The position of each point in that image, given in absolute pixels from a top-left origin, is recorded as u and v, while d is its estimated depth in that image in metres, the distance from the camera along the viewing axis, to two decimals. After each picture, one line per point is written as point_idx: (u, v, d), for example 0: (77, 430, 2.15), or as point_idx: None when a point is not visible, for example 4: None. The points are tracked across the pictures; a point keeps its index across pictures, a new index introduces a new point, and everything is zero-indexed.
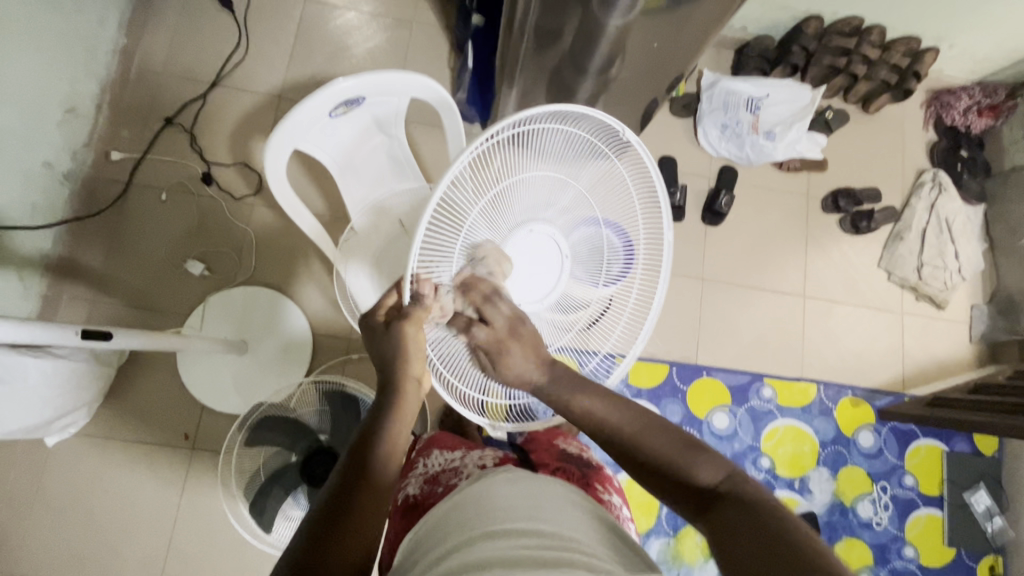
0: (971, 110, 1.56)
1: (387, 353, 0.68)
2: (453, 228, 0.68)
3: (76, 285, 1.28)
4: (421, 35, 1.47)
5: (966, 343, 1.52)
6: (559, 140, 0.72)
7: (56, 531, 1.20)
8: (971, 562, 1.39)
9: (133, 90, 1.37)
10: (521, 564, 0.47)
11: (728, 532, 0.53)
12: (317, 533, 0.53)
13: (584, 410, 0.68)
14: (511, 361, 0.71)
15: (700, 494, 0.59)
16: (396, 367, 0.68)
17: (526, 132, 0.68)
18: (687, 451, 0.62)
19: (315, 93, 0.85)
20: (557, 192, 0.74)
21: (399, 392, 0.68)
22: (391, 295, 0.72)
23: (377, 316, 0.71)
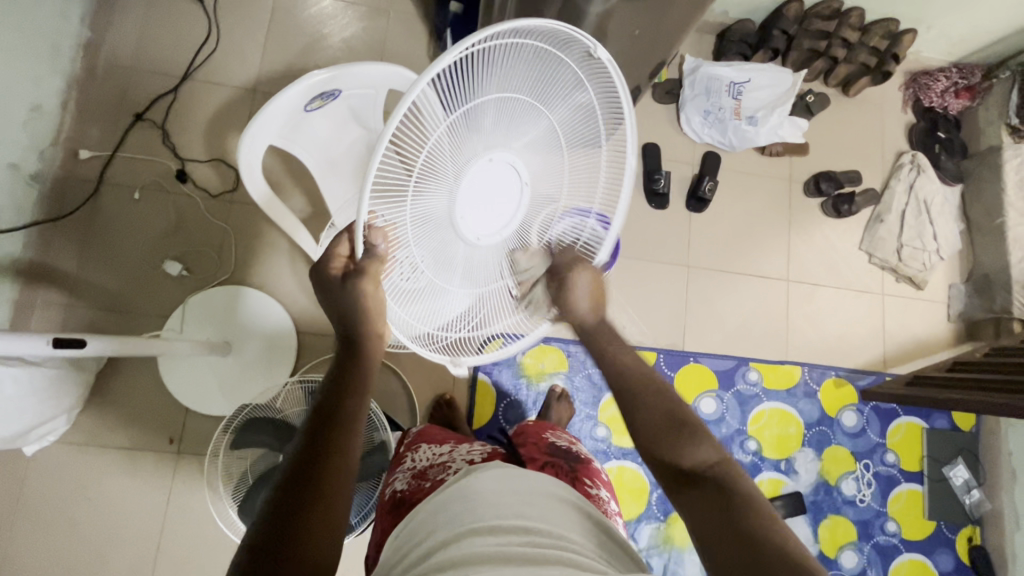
0: (949, 92, 1.58)
1: (346, 308, 0.65)
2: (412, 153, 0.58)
3: (49, 289, 1.24)
4: (398, 24, 1.44)
5: (945, 321, 1.55)
6: (528, 59, 0.62)
7: (41, 541, 1.17)
8: (951, 534, 1.44)
9: (101, 86, 1.33)
10: (508, 562, 0.47)
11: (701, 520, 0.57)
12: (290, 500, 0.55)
13: (615, 362, 0.71)
14: (577, 292, 0.71)
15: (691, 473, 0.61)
16: (358, 323, 0.65)
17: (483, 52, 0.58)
18: (680, 438, 0.63)
19: (289, 88, 0.82)
20: (523, 125, 0.66)
21: (363, 351, 0.67)
22: (343, 243, 0.68)
23: (332, 268, 0.67)
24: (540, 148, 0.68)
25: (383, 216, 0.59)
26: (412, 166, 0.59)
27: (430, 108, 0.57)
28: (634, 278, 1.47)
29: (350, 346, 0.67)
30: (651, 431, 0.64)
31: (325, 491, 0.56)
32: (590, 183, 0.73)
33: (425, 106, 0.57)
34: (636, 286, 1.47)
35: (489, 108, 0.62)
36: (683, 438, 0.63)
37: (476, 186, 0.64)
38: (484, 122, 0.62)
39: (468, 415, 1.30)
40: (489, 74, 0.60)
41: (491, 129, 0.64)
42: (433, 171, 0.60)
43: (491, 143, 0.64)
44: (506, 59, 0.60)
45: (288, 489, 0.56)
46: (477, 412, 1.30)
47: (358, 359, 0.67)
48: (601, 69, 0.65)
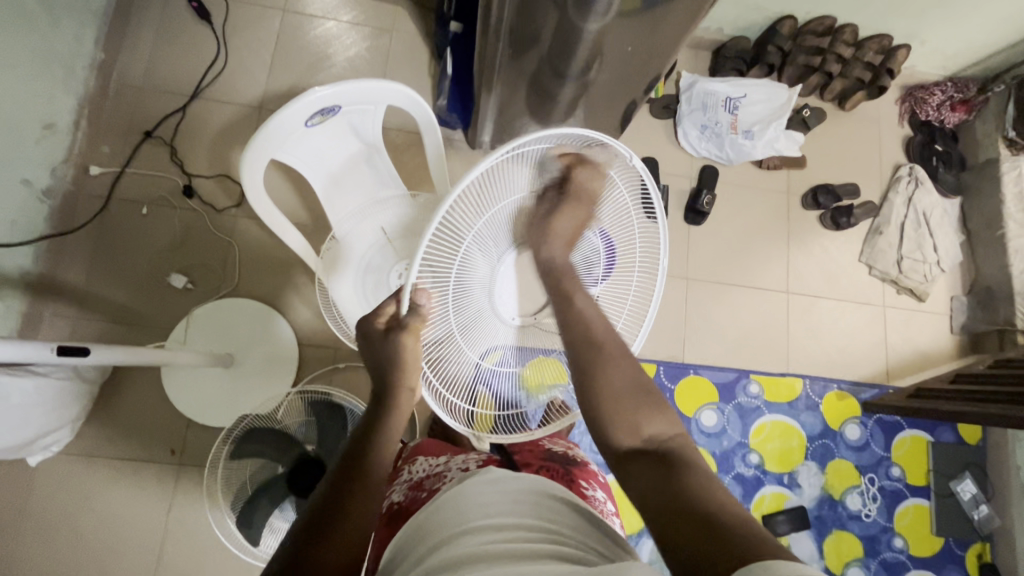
0: (945, 105, 1.60)
1: (384, 360, 0.70)
2: (450, 246, 0.68)
3: (58, 302, 1.26)
4: (400, 43, 1.48)
5: (947, 334, 1.54)
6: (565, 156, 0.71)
7: (43, 551, 1.18)
8: (960, 550, 1.41)
9: (112, 105, 1.37)
10: (500, 558, 0.47)
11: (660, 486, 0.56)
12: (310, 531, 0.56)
13: (578, 308, 0.70)
14: (562, 221, 0.73)
15: (644, 446, 0.62)
16: (396, 373, 0.70)
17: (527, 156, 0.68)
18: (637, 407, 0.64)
19: (291, 103, 0.85)
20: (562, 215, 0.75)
21: (394, 404, 0.70)
22: (388, 304, 0.72)
23: (376, 323, 0.72)
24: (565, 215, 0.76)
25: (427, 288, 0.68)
26: (456, 248, 0.69)
27: (474, 198, 0.67)
28: None
29: (378, 394, 0.71)
30: (617, 387, 0.65)
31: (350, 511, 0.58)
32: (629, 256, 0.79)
33: (472, 192, 0.67)
34: None
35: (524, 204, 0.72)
36: (637, 408, 0.64)
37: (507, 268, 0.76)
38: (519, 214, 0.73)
39: None
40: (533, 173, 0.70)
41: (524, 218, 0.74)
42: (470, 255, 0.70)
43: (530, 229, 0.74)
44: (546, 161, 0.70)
45: (315, 514, 0.57)
46: None
47: (388, 403, 0.70)
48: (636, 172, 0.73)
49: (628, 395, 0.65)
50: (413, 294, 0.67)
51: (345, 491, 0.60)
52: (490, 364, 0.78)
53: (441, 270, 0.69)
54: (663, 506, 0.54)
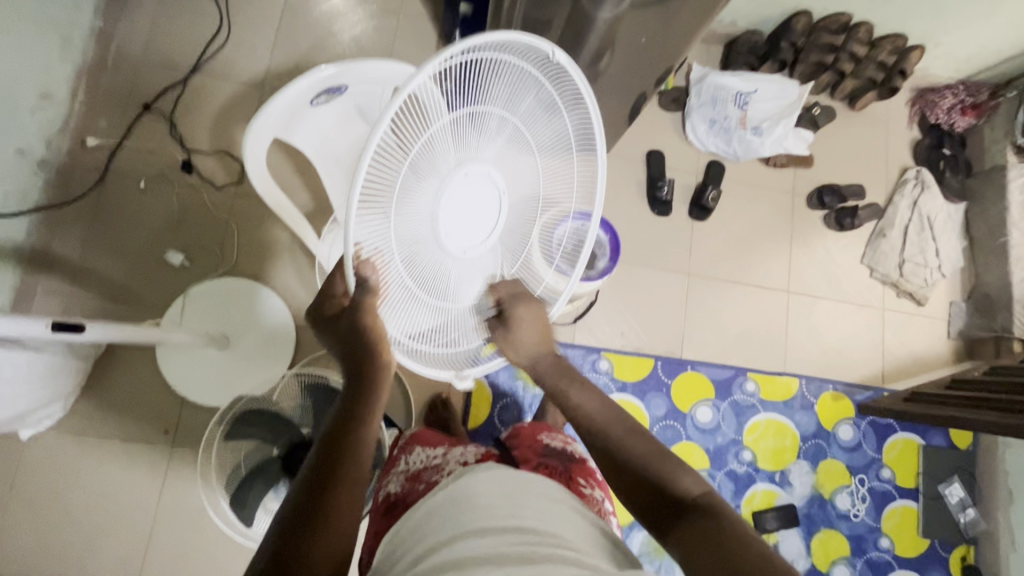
0: (955, 109, 1.57)
1: (352, 340, 0.61)
2: (387, 184, 0.53)
3: (51, 275, 1.25)
4: (407, 23, 1.45)
5: (944, 339, 1.55)
6: (511, 70, 0.60)
7: (35, 525, 1.18)
8: (944, 552, 1.43)
9: (109, 75, 1.34)
10: (505, 563, 0.46)
11: (691, 538, 0.55)
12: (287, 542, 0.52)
13: (577, 407, 0.71)
14: (527, 317, 0.69)
15: (677, 500, 0.60)
16: (368, 356, 0.61)
17: (464, 70, 0.55)
18: (671, 461, 0.64)
19: (296, 82, 0.83)
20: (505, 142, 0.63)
21: (377, 386, 0.63)
22: (337, 282, 0.64)
23: (331, 307, 0.63)
24: (514, 156, 0.64)
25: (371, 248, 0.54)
26: (397, 180, 0.54)
27: (416, 122, 0.54)
28: (634, 284, 1.47)
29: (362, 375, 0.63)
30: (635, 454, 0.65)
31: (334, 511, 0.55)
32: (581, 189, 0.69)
33: (410, 114, 0.53)
34: (634, 292, 1.47)
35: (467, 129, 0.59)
36: (667, 464, 0.63)
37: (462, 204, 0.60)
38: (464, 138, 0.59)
39: (463, 415, 1.30)
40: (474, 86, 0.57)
41: (470, 145, 0.60)
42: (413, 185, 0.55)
43: (473, 155, 0.60)
44: (483, 77, 0.58)
45: (292, 517, 0.54)
46: (472, 413, 1.30)
47: (374, 386, 0.63)
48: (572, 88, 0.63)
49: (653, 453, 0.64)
50: (357, 265, 0.53)
51: (324, 497, 0.56)
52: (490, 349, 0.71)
53: (380, 206, 0.54)
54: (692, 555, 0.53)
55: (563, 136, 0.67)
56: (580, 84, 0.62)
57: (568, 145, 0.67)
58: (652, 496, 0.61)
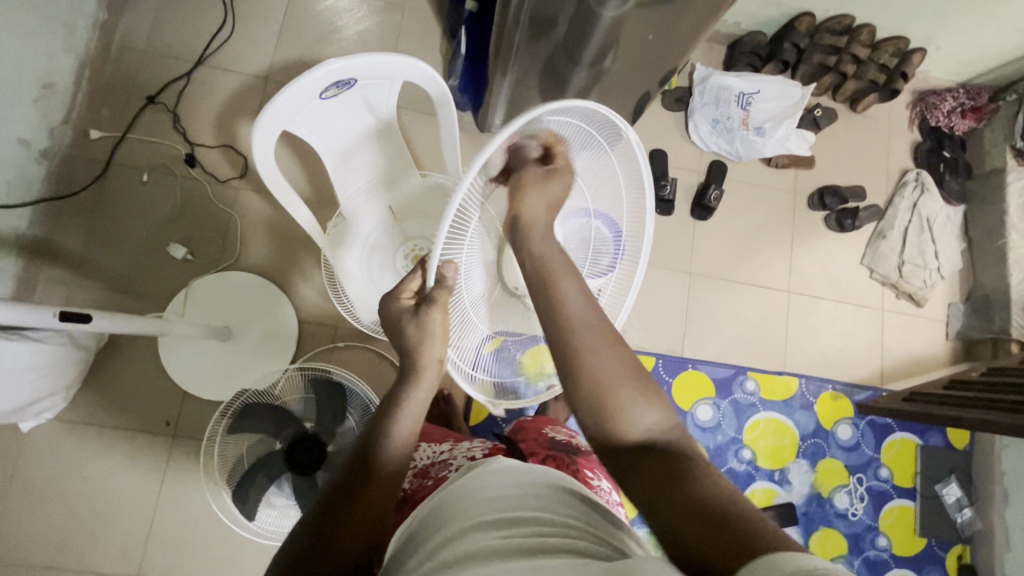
0: (955, 112, 1.59)
1: (408, 339, 0.71)
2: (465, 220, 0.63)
3: (53, 266, 1.24)
4: (412, 19, 1.45)
5: (943, 340, 1.56)
6: (571, 127, 0.67)
7: (34, 517, 1.17)
8: (941, 551, 1.44)
9: (113, 67, 1.33)
10: (514, 553, 0.46)
11: (651, 481, 0.54)
12: (321, 520, 0.58)
13: (553, 304, 0.63)
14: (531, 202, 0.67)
15: (637, 447, 0.58)
16: (415, 353, 0.70)
17: (530, 128, 0.63)
18: (634, 385, 0.60)
19: (303, 75, 0.83)
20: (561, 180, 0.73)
21: (415, 379, 0.70)
22: (411, 280, 0.73)
23: (399, 301, 0.72)
24: (569, 191, 0.74)
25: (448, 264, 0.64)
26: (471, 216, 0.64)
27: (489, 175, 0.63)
28: None
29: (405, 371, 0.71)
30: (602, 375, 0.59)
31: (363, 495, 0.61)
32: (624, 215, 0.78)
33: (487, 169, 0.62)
34: (636, 290, 1.47)
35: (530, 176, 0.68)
36: (632, 392, 0.59)
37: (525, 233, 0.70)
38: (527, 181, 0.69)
39: (464, 411, 1.30)
40: (537, 141, 0.66)
41: (533, 183, 0.70)
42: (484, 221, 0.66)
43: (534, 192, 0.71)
44: (543, 132, 0.66)
45: (331, 496, 0.61)
46: (474, 410, 1.30)
47: (412, 380, 0.70)
48: (619, 132, 0.70)
49: (624, 376, 0.60)
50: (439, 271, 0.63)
51: (359, 483, 0.61)
52: (491, 349, 0.77)
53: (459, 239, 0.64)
54: (658, 506, 0.52)
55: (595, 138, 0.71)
56: (618, 119, 0.68)
57: (601, 147, 0.72)
58: (604, 437, 0.60)
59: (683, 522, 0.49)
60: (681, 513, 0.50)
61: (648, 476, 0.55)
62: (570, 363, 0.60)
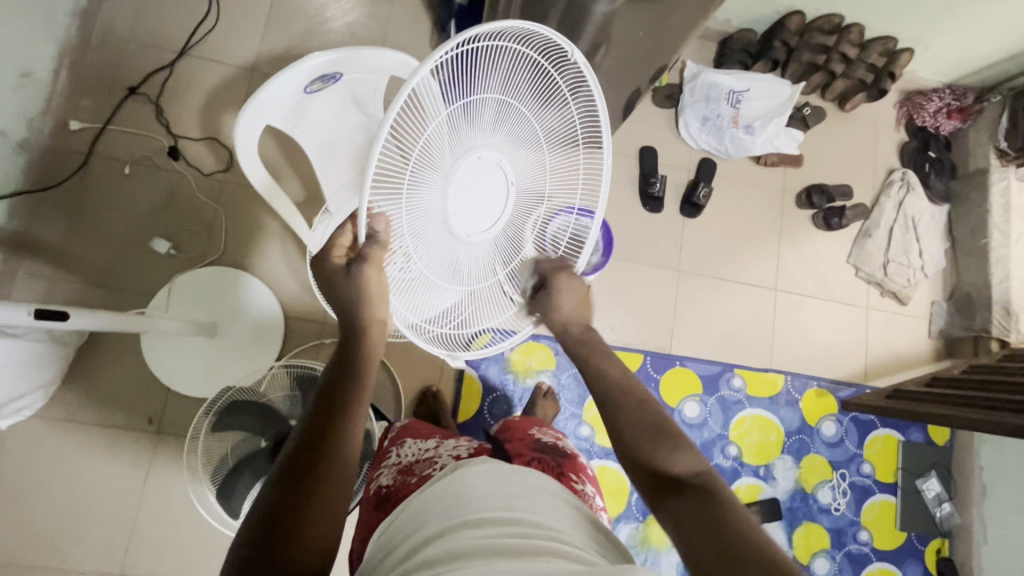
0: (941, 111, 1.61)
1: (346, 298, 0.65)
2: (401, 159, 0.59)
3: (31, 260, 1.21)
4: (401, 12, 1.43)
5: (926, 337, 1.58)
6: (525, 64, 0.64)
7: (14, 516, 1.15)
8: (920, 545, 1.47)
9: (94, 56, 1.30)
10: (501, 555, 0.46)
11: (689, 522, 0.54)
12: (277, 512, 0.52)
13: (601, 374, 0.70)
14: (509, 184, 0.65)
15: (677, 482, 0.59)
16: (360, 312, 0.65)
17: (472, 59, 0.60)
18: (668, 443, 0.62)
19: (288, 68, 0.82)
20: (514, 130, 0.68)
21: (365, 341, 0.66)
22: (344, 233, 0.66)
23: (335, 258, 0.66)
24: (522, 147, 0.69)
25: (382, 210, 0.59)
26: (408, 155, 0.59)
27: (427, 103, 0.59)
28: (625, 279, 1.48)
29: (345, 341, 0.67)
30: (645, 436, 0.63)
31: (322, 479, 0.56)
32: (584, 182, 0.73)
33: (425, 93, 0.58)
34: (625, 287, 1.47)
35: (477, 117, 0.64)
36: (666, 446, 0.62)
37: (465, 183, 0.65)
38: (469, 124, 0.64)
39: (453, 408, 1.30)
40: (484, 76, 0.62)
41: (478, 130, 0.65)
42: (426, 162, 0.61)
43: (484, 141, 0.66)
44: (491, 67, 0.62)
45: (284, 482, 0.54)
46: (462, 407, 1.30)
47: (358, 343, 0.66)
48: (579, 76, 0.66)
49: (661, 436, 0.62)
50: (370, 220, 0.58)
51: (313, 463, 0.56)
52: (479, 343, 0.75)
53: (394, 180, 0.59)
54: (695, 548, 0.52)
55: (572, 128, 0.70)
56: (572, 56, 0.64)
57: (574, 140, 0.71)
58: (645, 472, 0.61)
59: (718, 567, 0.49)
60: (719, 556, 0.49)
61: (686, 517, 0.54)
62: (607, 420, 0.67)
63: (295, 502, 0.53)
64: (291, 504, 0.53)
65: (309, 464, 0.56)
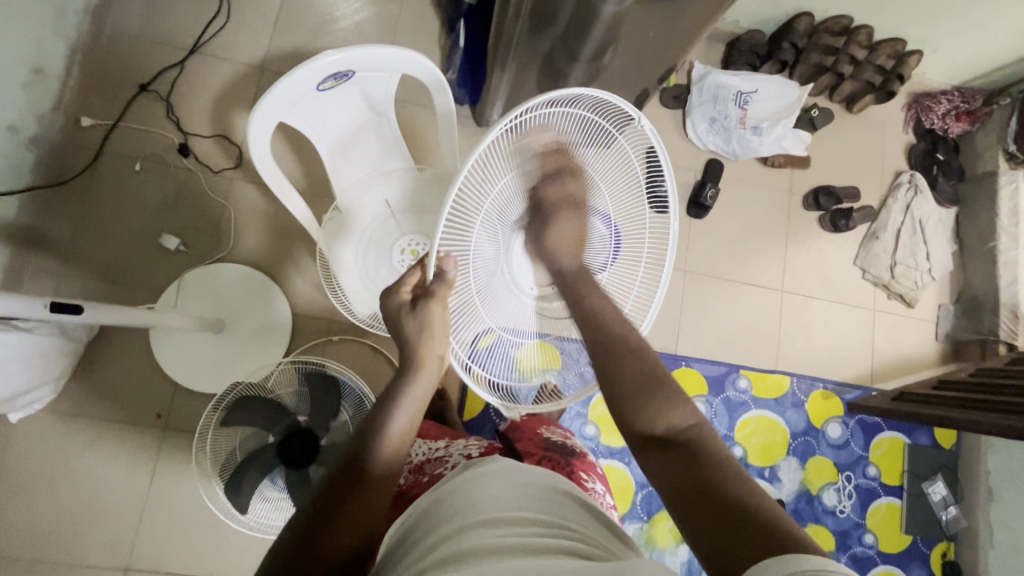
0: (950, 114, 1.60)
1: (409, 333, 0.68)
2: (469, 214, 0.68)
3: (42, 256, 1.22)
4: (410, 11, 1.43)
5: (932, 340, 1.58)
6: (581, 123, 0.71)
7: (22, 508, 1.16)
8: (926, 548, 1.47)
9: (104, 53, 1.31)
10: (517, 553, 0.46)
11: (678, 472, 0.58)
12: (312, 525, 0.55)
13: (592, 307, 0.73)
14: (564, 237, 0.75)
15: (664, 436, 0.63)
16: (416, 349, 0.67)
17: (531, 124, 0.67)
18: (656, 395, 0.66)
19: (301, 67, 0.82)
20: (567, 179, 0.75)
21: (417, 374, 0.67)
22: (412, 274, 0.71)
23: (401, 293, 0.71)
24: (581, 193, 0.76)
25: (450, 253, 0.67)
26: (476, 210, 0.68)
27: (486, 169, 0.67)
28: None
29: (404, 364, 0.68)
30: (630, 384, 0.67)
31: (365, 496, 0.58)
32: (632, 224, 0.81)
33: (485, 163, 0.66)
34: None
35: (532, 172, 0.72)
36: (654, 401, 0.66)
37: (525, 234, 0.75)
38: (531, 179, 0.72)
39: (459, 406, 1.30)
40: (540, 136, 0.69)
41: (538, 183, 0.73)
42: (492, 215, 0.70)
43: (542, 193, 0.74)
44: (548, 128, 0.69)
45: (323, 499, 0.57)
46: (467, 405, 1.30)
47: (413, 376, 0.67)
48: (638, 133, 0.73)
49: (646, 387, 0.67)
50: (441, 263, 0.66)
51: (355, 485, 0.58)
52: (486, 345, 0.77)
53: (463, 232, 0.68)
54: (679, 499, 0.56)
55: (631, 173, 0.78)
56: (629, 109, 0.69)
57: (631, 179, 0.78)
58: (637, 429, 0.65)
59: (705, 514, 0.53)
60: (707, 502, 0.54)
61: (673, 468, 0.59)
62: (604, 367, 0.69)
63: (334, 518, 0.56)
64: (328, 519, 0.56)
65: (350, 485, 0.58)
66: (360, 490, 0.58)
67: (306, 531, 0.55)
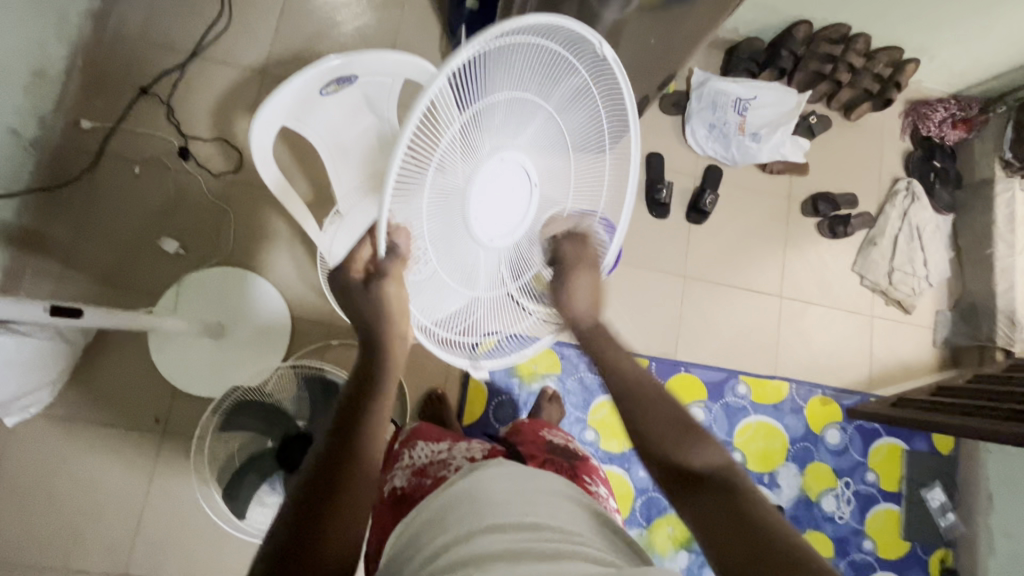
0: (946, 122, 1.61)
1: (366, 311, 0.64)
2: (422, 166, 0.55)
3: (41, 258, 1.22)
4: (411, 17, 1.44)
5: (930, 346, 1.59)
6: (538, 58, 0.60)
7: (18, 513, 1.15)
8: (925, 555, 1.47)
9: (106, 56, 1.31)
10: (525, 557, 0.46)
11: (712, 511, 0.54)
12: (301, 522, 0.53)
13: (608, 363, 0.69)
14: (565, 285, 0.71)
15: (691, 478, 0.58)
16: (383, 329, 0.64)
17: (481, 58, 0.55)
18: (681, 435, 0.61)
19: (303, 72, 0.86)
20: (528, 126, 0.64)
21: (388, 354, 0.66)
22: (364, 246, 0.64)
23: (354, 269, 0.65)
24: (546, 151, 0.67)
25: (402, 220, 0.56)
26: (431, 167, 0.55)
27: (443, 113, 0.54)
28: (630, 284, 1.48)
29: (370, 346, 0.66)
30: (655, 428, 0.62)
31: (353, 487, 0.57)
32: (593, 187, 0.73)
33: (440, 109, 0.53)
34: (630, 291, 1.48)
35: (490, 116, 0.60)
36: (678, 443, 0.60)
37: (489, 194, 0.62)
38: (483, 125, 0.59)
39: (459, 410, 1.30)
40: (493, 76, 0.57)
41: (497, 133, 0.62)
42: (449, 174, 0.58)
43: (506, 145, 0.63)
44: (502, 64, 0.58)
45: (309, 494, 0.56)
46: (467, 410, 1.30)
47: (383, 357, 0.65)
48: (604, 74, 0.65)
49: (673, 429, 0.61)
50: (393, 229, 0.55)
51: (340, 475, 0.57)
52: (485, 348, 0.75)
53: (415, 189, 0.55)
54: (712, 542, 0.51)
55: (595, 124, 0.69)
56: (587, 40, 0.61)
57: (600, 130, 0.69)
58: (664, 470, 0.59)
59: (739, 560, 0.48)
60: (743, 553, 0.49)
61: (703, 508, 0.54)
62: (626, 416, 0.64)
63: (321, 513, 0.54)
64: (317, 515, 0.54)
65: (336, 476, 0.57)
66: (345, 480, 0.57)
67: (295, 529, 0.53)
